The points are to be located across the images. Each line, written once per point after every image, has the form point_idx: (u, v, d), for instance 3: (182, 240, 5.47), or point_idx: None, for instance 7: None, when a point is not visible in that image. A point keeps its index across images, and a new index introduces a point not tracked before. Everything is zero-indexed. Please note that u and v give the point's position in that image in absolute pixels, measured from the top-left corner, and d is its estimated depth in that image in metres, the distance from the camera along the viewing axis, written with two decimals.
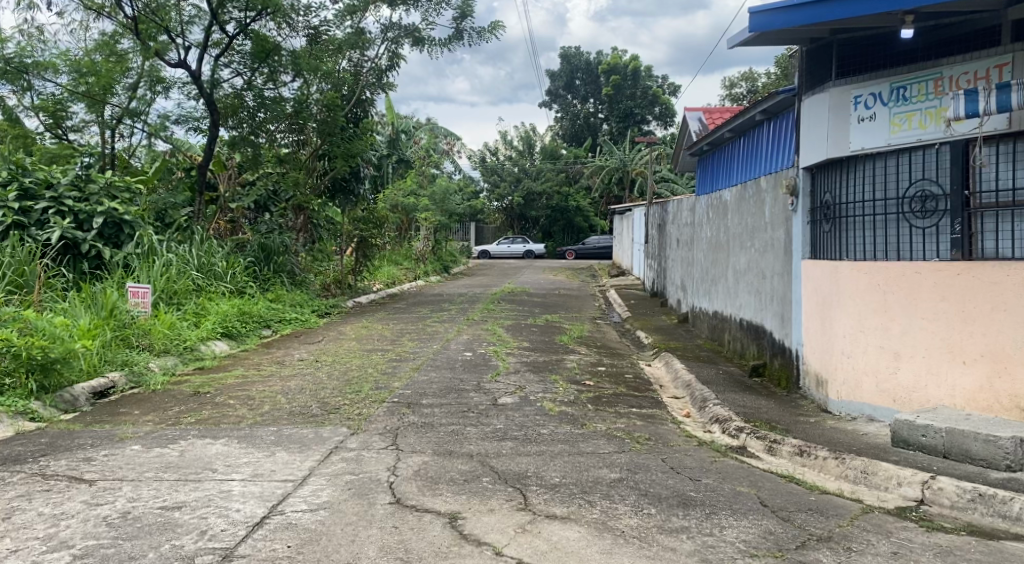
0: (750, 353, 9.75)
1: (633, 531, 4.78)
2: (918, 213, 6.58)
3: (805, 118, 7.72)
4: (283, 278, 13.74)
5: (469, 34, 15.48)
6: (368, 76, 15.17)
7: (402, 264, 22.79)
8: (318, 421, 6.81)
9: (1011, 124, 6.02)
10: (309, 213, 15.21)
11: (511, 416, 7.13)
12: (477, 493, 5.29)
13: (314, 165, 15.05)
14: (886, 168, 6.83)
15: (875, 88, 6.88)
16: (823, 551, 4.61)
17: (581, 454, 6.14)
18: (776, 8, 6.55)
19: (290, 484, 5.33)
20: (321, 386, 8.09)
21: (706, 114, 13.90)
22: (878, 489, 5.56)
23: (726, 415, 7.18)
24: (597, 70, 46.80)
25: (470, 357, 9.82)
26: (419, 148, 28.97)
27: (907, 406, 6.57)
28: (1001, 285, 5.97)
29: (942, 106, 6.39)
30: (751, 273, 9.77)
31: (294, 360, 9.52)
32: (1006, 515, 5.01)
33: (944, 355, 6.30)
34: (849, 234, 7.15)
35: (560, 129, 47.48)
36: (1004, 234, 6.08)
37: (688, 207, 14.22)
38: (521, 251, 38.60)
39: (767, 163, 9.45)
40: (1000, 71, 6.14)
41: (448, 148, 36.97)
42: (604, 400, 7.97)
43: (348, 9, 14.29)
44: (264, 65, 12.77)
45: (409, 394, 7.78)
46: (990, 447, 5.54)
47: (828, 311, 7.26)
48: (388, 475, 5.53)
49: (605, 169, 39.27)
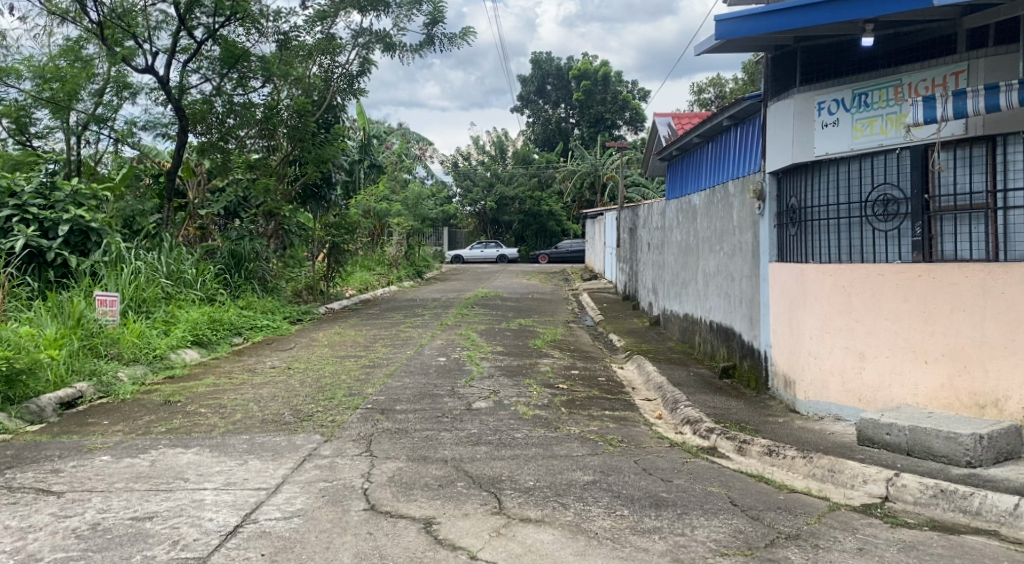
0: (720, 354, 9.89)
1: (607, 533, 4.84)
2: (881, 216, 6.73)
3: (771, 124, 7.87)
4: (254, 285, 13.65)
5: (440, 40, 15.52)
6: (339, 82, 15.13)
7: (375, 269, 22.78)
8: (291, 429, 6.80)
9: (968, 130, 6.15)
10: (280, 219, 15.13)
11: (485, 421, 7.18)
12: (452, 498, 5.32)
13: (285, 170, 14.93)
14: (850, 173, 6.99)
15: (838, 94, 7.03)
16: (792, 549, 4.71)
17: (555, 457, 6.20)
18: (742, 16, 6.69)
19: (263, 492, 5.33)
20: (295, 393, 8.06)
21: (676, 119, 14.02)
22: (845, 487, 5.68)
23: (697, 416, 7.31)
24: (568, 75, 47.07)
25: (444, 362, 9.85)
26: (391, 153, 29.03)
27: (872, 405, 6.71)
28: (961, 286, 6.10)
29: (902, 112, 6.53)
30: (721, 275, 9.89)
31: (266, 367, 9.48)
32: (967, 510, 5.14)
33: (907, 354, 6.44)
34: (816, 238, 7.30)
35: (532, 134, 47.69)
36: (962, 236, 6.24)
37: (658, 210, 14.38)
38: (494, 256, 38.81)
39: (735, 167, 9.61)
40: (957, 78, 6.29)
41: (420, 153, 37.02)
42: (577, 404, 8.04)
43: (318, 15, 14.27)
44: (233, 71, 12.67)
45: (383, 400, 7.78)
46: (951, 444, 5.68)
47: (796, 313, 7.39)
48: (362, 482, 5.54)
49: (577, 174, 39.55)
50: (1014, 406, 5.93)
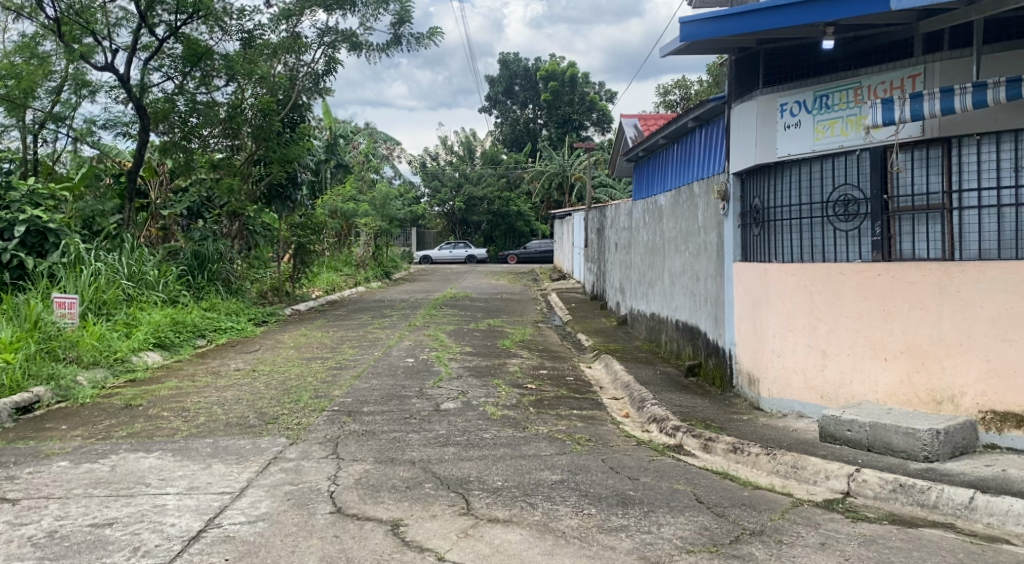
0: (685, 353, 9.99)
1: (574, 532, 4.87)
2: (842, 216, 6.85)
3: (735, 125, 7.97)
4: (218, 286, 13.48)
5: (407, 39, 15.48)
6: (305, 81, 15.03)
7: (342, 270, 22.62)
8: (256, 432, 6.73)
9: (925, 131, 6.28)
10: (244, 219, 14.95)
11: (453, 422, 7.17)
12: (420, 499, 5.31)
13: (249, 170, 14.71)
14: (812, 174, 7.10)
15: (800, 96, 7.14)
16: (756, 544, 4.77)
17: (523, 457, 6.22)
18: (705, 19, 6.75)
19: (227, 496, 5.27)
20: (260, 396, 7.97)
21: (642, 121, 14.18)
22: (808, 482, 5.77)
23: (663, 415, 7.37)
24: (535, 75, 47.16)
25: (411, 363, 9.82)
26: (358, 153, 28.90)
27: (834, 402, 6.83)
28: (919, 285, 6.22)
29: (862, 114, 6.64)
30: (686, 275, 9.99)
31: (230, 370, 9.37)
32: (924, 503, 5.25)
33: (867, 351, 6.56)
34: (779, 237, 7.41)
35: (500, 135, 47.71)
36: (920, 236, 6.37)
37: (625, 211, 14.50)
38: (463, 256, 38.80)
39: (700, 167, 9.71)
40: (914, 80, 6.42)
41: (387, 152, 36.85)
42: (545, 403, 8.08)
43: (283, 13, 14.13)
44: (195, 69, 12.51)
45: (350, 402, 7.74)
46: (910, 440, 5.79)
47: (760, 312, 7.49)
48: (328, 485, 5.50)
49: (546, 175, 39.67)
50: (969, 401, 6.06)
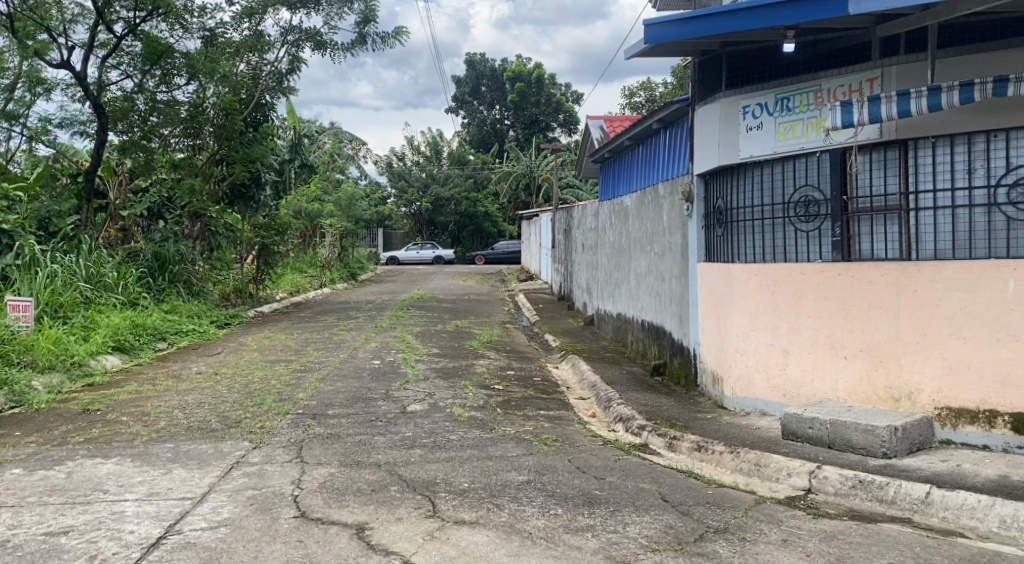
0: (651, 352, 10.06)
1: (540, 532, 4.88)
2: (803, 217, 6.95)
3: (699, 126, 8.05)
4: (179, 288, 13.32)
5: (372, 39, 15.39)
6: (268, 80, 14.86)
7: (308, 271, 22.42)
8: (218, 436, 6.64)
9: (882, 134, 6.39)
10: (206, 220, 14.75)
11: (420, 424, 7.14)
12: (385, 502, 5.28)
13: (212, 170, 14.45)
14: (773, 176, 7.19)
15: (762, 99, 7.23)
16: (719, 542, 4.82)
17: (490, 458, 6.22)
18: (669, 21, 6.80)
19: (188, 502, 5.19)
20: (222, 400, 7.87)
21: (607, 122, 14.35)
22: (771, 480, 5.84)
23: (629, 414, 7.42)
24: (502, 76, 47.18)
25: (378, 365, 9.76)
26: (323, 153, 28.69)
27: (795, 400, 6.93)
28: (877, 284, 6.34)
29: (822, 116, 6.75)
30: (652, 275, 10.06)
31: (192, 373, 9.23)
32: (883, 499, 5.34)
33: (827, 350, 6.66)
34: (742, 238, 7.50)
35: (467, 135, 47.65)
36: (878, 236, 6.49)
37: (591, 212, 14.57)
38: (430, 257, 38.72)
39: (665, 169, 9.78)
40: (872, 84, 6.53)
41: (353, 153, 36.60)
42: (512, 404, 8.08)
43: (245, 12, 13.97)
44: (155, 67, 12.31)
45: (314, 405, 7.67)
46: (869, 436, 5.89)
47: (723, 312, 7.57)
48: (292, 489, 5.45)
49: (513, 176, 39.72)
50: (926, 398, 6.18)
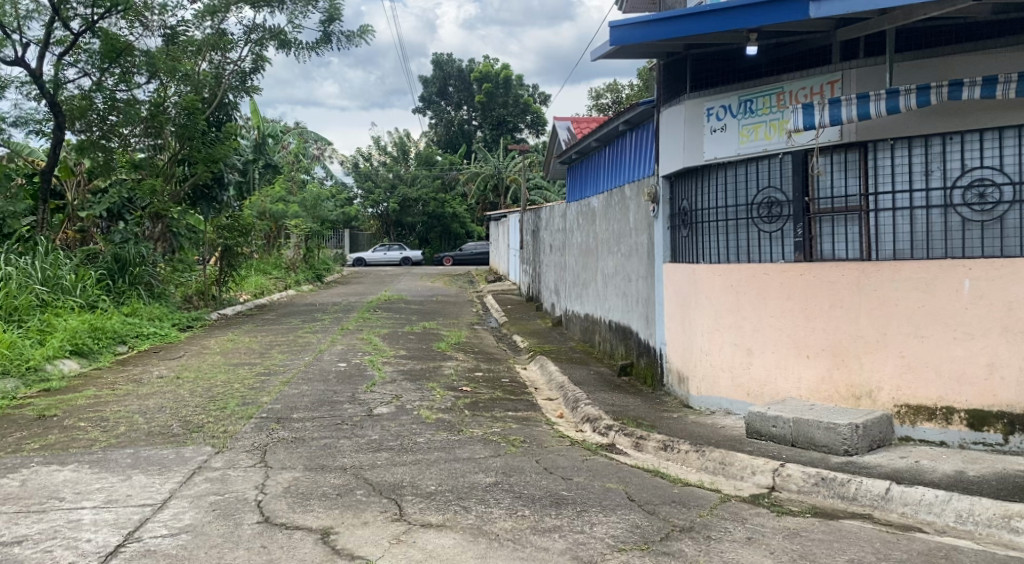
0: (618, 352, 10.10)
1: (507, 534, 4.87)
2: (766, 218, 7.03)
3: (664, 128, 8.12)
4: (140, 290, 13.05)
5: (337, 37, 15.27)
6: (230, 79, 14.69)
7: (272, 273, 22.17)
8: (180, 441, 6.54)
9: (843, 136, 6.49)
10: (168, 221, 14.52)
11: (386, 427, 7.10)
12: (351, 506, 5.23)
13: (173, 170, 14.33)
14: (737, 177, 7.27)
15: (725, 101, 7.30)
16: (685, 541, 4.85)
17: (457, 460, 6.20)
18: (633, 24, 6.85)
19: (148, 509, 5.10)
20: (183, 404, 7.75)
21: (575, 124, 14.39)
22: (735, 478, 5.90)
23: (596, 414, 7.45)
24: (469, 77, 47.09)
25: (344, 367, 9.68)
26: (287, 154, 28.41)
27: (759, 399, 7.00)
28: (837, 284, 6.43)
29: (784, 118, 6.84)
30: (619, 276, 10.10)
31: (153, 378, 9.07)
32: (844, 495, 5.42)
33: (790, 349, 6.75)
34: (707, 239, 7.57)
35: (435, 136, 47.52)
36: (839, 237, 6.59)
37: (559, 213, 14.61)
38: (397, 259, 38.55)
39: (631, 170, 9.83)
40: (832, 86, 6.63)
41: (318, 153, 36.28)
42: (480, 405, 8.07)
43: (208, 10, 13.78)
44: (114, 65, 12.09)
45: (279, 409, 7.58)
46: (831, 434, 5.98)
47: (689, 312, 7.63)
48: (256, 494, 5.38)
49: (480, 177, 39.67)
50: (886, 396, 6.29)
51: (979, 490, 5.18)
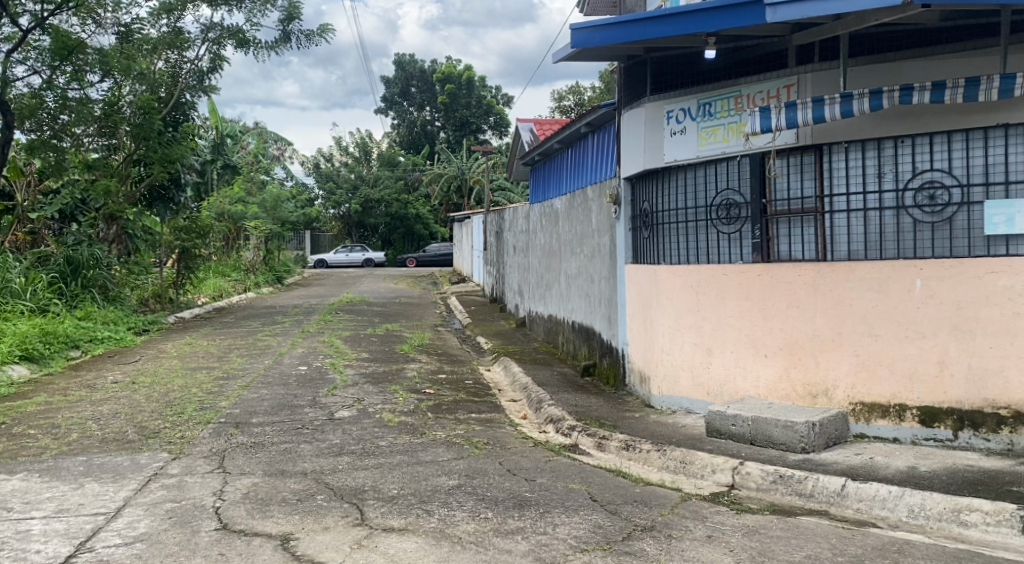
0: (582, 353, 10.15)
1: (470, 537, 4.86)
2: (724, 219, 7.12)
3: (625, 131, 8.17)
4: (94, 293, 12.75)
5: (297, 36, 15.12)
6: (187, 78, 14.48)
7: (231, 275, 21.87)
8: (135, 448, 6.42)
9: (799, 139, 6.59)
10: (123, 222, 14.27)
11: (347, 430, 7.04)
12: (311, 512, 5.18)
13: (128, 170, 14.03)
14: (697, 179, 7.35)
15: (685, 104, 7.38)
16: (646, 540, 4.88)
17: (420, 463, 6.17)
18: (594, 26, 6.89)
19: (101, 517, 4.99)
20: (139, 409, 7.61)
21: (537, 125, 14.43)
22: (696, 476, 5.96)
23: (559, 415, 7.47)
24: (431, 78, 46.95)
25: (304, 371, 9.58)
26: (246, 154, 28.04)
27: (719, 398, 7.08)
28: (794, 284, 6.54)
29: (742, 121, 6.92)
30: (582, 277, 10.15)
31: (107, 383, 8.88)
32: (802, 492, 5.51)
33: (749, 349, 6.84)
34: (667, 240, 7.64)
35: (397, 137, 47.29)
36: (795, 238, 6.70)
37: (522, 215, 14.63)
38: (360, 260, 38.27)
39: (593, 172, 9.89)
40: (789, 90, 6.73)
41: (278, 154, 35.87)
42: (443, 407, 8.04)
43: (163, 7, 13.55)
44: (66, 63, 11.80)
45: (238, 414, 7.48)
46: (788, 432, 6.07)
47: (650, 312, 7.69)
48: (213, 500, 5.30)
49: (443, 177, 39.54)
50: (841, 394, 6.41)
51: (930, 485, 5.30)
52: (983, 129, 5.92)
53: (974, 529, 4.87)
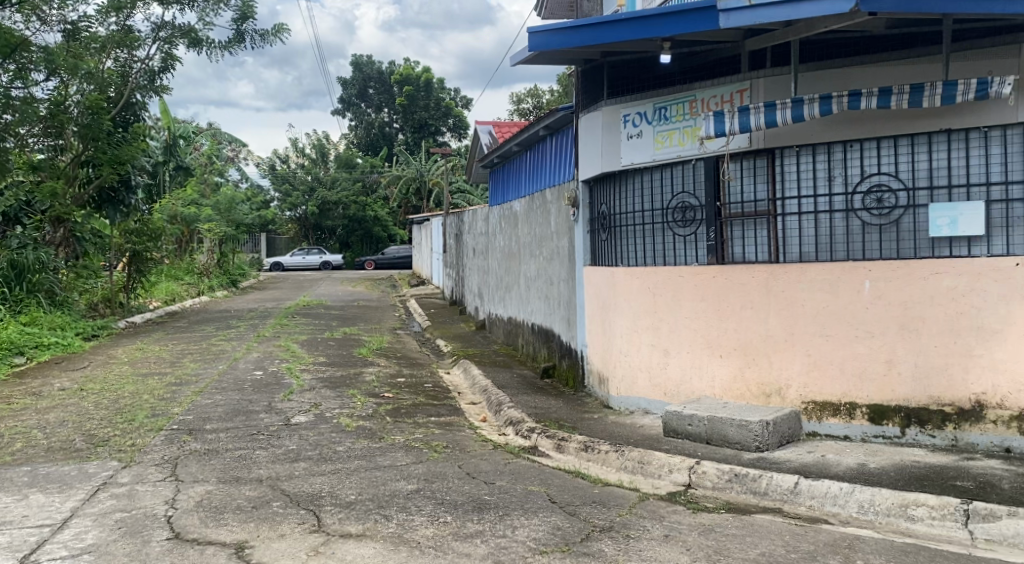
0: (541, 355, 10.17)
1: (428, 541, 4.83)
2: (680, 222, 7.20)
3: (583, 134, 8.21)
4: (39, 298, 12.45)
5: (251, 36, 14.92)
6: (138, 78, 14.22)
7: (183, 279, 21.55)
8: (83, 456, 6.26)
9: (752, 142, 6.70)
10: (70, 225, 13.93)
11: (304, 436, 6.95)
12: (267, 519, 5.10)
13: (76, 172, 13.70)
14: (653, 182, 7.42)
15: (641, 107, 7.44)
16: (605, 541, 4.90)
17: (378, 468, 6.12)
18: (551, 29, 6.90)
19: (47, 529, 4.86)
20: (87, 417, 7.43)
21: (496, 128, 14.44)
22: (653, 476, 6.01)
23: (519, 417, 7.48)
24: (389, 79, 46.69)
25: (260, 376, 9.44)
26: (200, 155, 27.54)
27: (675, 398, 7.15)
28: (747, 285, 6.64)
29: (696, 125, 7.01)
30: (541, 279, 10.17)
31: (54, 390, 8.66)
32: (756, 491, 5.58)
33: (704, 349, 6.92)
34: (624, 242, 7.70)
35: (355, 139, 46.93)
36: (749, 240, 6.80)
37: (482, 217, 14.61)
38: (317, 263, 37.88)
39: (552, 174, 9.92)
40: (742, 95, 6.83)
41: (232, 155, 35.32)
42: (402, 411, 7.99)
43: (113, 5, 13.26)
44: (10, 61, 11.44)
45: (191, 420, 7.34)
46: (742, 431, 6.16)
47: (608, 314, 7.74)
48: (165, 509, 5.19)
49: (402, 180, 39.33)
50: (794, 393, 6.52)
51: (879, 482, 5.41)
52: (927, 134, 6.08)
53: (921, 524, 4.99)
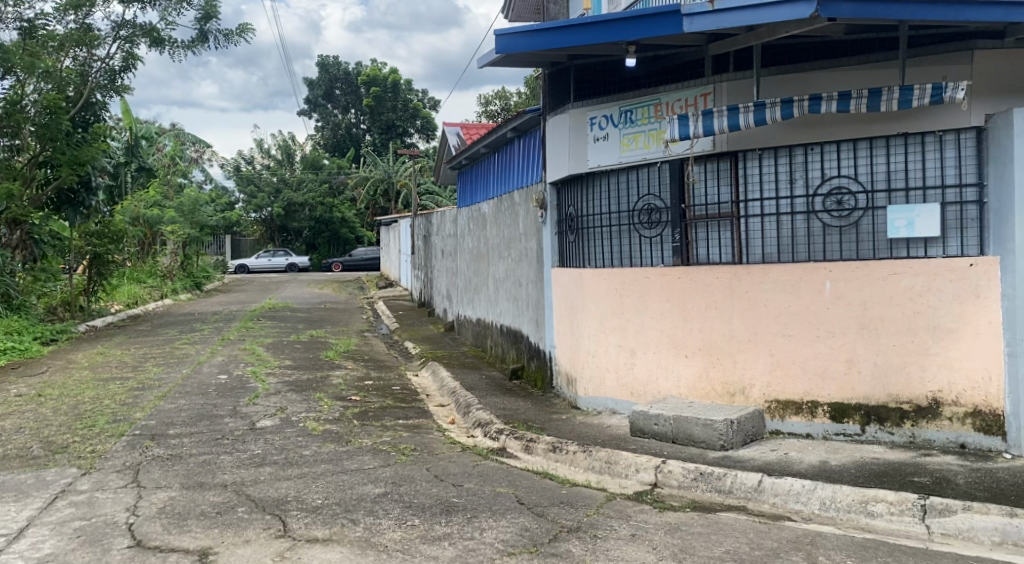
0: (510, 357, 10.18)
1: (395, 545, 4.81)
2: (645, 224, 7.26)
3: (550, 137, 8.25)
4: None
5: (214, 36, 14.75)
6: (98, 77, 13.96)
7: (145, 282, 21.26)
8: (41, 464, 6.14)
9: (715, 145, 6.76)
10: (27, 227, 13.69)
11: (270, 440, 6.89)
12: (231, 525, 5.05)
13: (33, 173, 13.43)
14: (619, 184, 7.47)
15: (607, 110, 7.49)
16: (572, 541, 4.92)
17: (345, 472, 6.08)
18: (518, 32, 6.89)
19: (3, 540, 4.76)
20: (46, 423, 7.30)
21: (463, 129, 14.43)
22: (620, 476, 6.05)
23: (487, 419, 7.48)
24: (356, 80, 46.41)
25: (225, 380, 9.32)
26: (162, 157, 27.13)
27: (642, 399, 7.21)
28: (712, 286, 6.72)
29: (662, 128, 7.06)
30: (509, 281, 10.18)
31: (12, 396, 8.48)
32: (721, 489, 5.65)
33: (670, 349, 6.99)
34: (592, 244, 7.75)
35: (321, 140, 46.58)
36: (713, 242, 6.88)
37: (450, 219, 14.59)
38: (283, 265, 37.53)
39: (519, 176, 9.95)
40: (705, 98, 6.88)
41: (195, 156, 34.86)
42: (369, 414, 7.95)
43: (71, 4, 13.02)
44: None
45: (154, 425, 7.24)
46: (708, 430, 6.22)
47: (576, 315, 7.78)
48: (127, 516, 5.11)
49: (369, 181, 39.10)
50: (758, 393, 6.60)
51: (841, 479, 5.50)
52: (885, 138, 6.19)
53: (880, 519, 5.09)
